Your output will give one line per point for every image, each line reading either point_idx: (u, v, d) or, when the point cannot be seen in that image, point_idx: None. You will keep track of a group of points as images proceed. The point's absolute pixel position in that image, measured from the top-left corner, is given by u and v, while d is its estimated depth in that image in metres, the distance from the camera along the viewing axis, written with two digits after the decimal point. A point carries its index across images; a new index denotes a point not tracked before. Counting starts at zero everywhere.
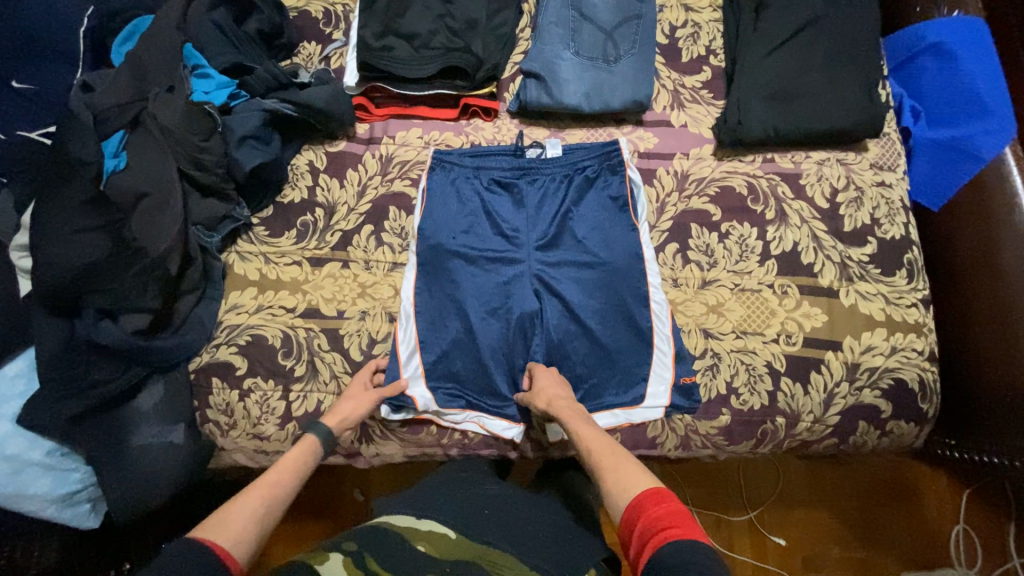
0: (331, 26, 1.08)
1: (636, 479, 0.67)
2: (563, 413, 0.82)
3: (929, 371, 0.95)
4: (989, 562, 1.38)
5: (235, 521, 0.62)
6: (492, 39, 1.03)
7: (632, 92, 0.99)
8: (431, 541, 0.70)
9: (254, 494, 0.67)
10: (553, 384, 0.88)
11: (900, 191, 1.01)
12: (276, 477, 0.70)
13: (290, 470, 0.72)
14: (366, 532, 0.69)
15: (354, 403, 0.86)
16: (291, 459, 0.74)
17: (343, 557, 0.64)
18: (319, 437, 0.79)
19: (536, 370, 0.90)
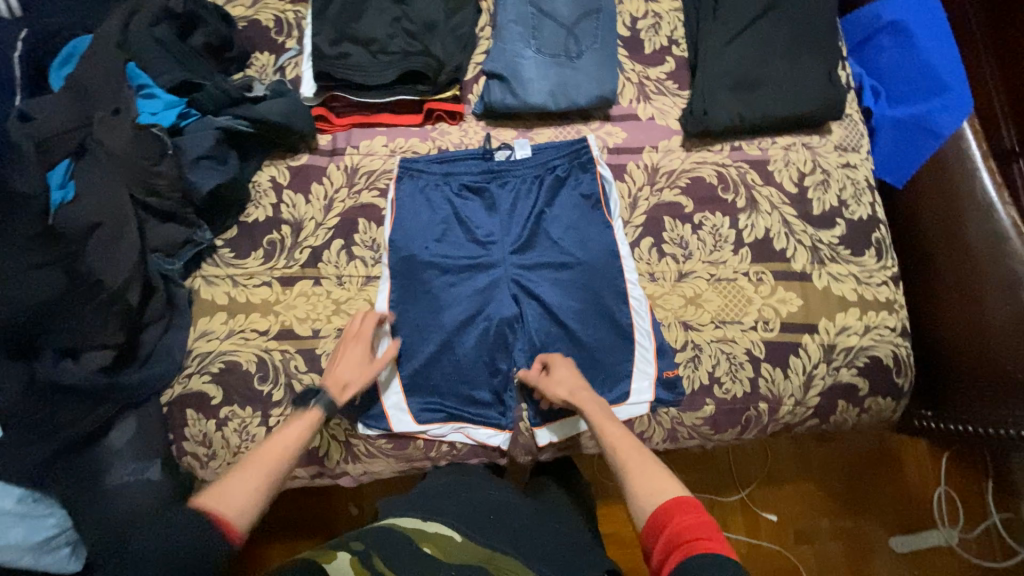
0: (283, 35, 1.04)
1: (664, 485, 0.67)
2: (587, 406, 0.81)
3: (901, 346, 0.98)
4: (968, 520, 1.43)
5: (235, 493, 0.64)
6: (452, 40, 1.01)
7: (597, 88, 0.97)
8: (437, 543, 0.69)
9: (253, 470, 0.68)
10: (572, 376, 0.86)
11: (865, 172, 1.03)
12: (271, 456, 0.70)
13: (285, 446, 0.72)
14: (372, 532, 0.69)
15: (356, 368, 0.82)
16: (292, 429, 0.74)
17: (350, 557, 0.64)
18: (321, 409, 0.77)
19: (556, 360, 0.88)
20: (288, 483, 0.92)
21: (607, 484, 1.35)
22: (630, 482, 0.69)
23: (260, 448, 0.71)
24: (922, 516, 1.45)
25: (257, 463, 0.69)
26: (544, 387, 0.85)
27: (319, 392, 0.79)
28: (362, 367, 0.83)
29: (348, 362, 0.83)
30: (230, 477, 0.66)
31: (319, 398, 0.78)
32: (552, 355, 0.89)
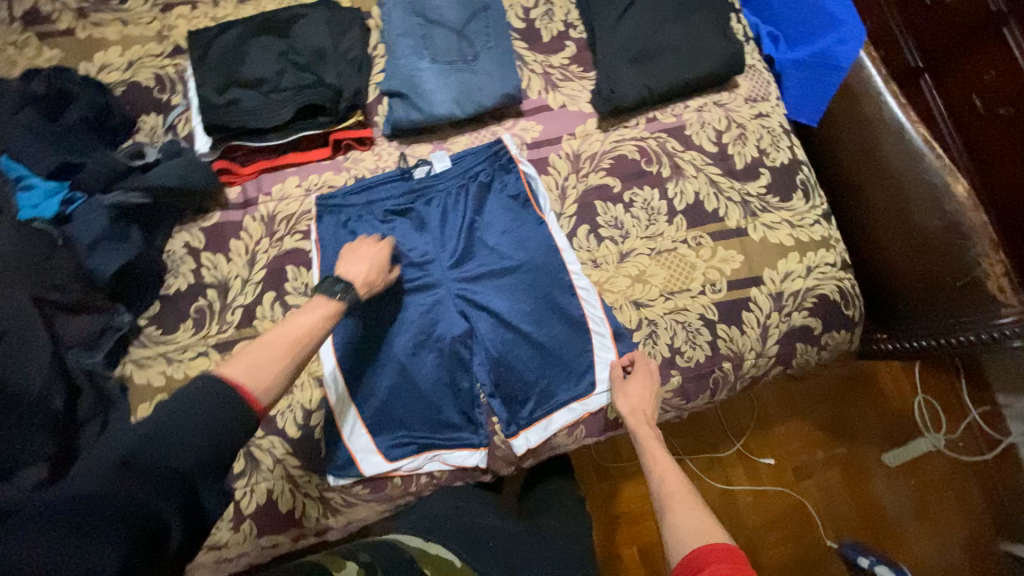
0: (167, 92, 0.99)
1: (711, 527, 0.66)
2: (646, 433, 0.84)
3: (845, 279, 1.00)
4: (950, 421, 1.50)
5: (266, 370, 0.65)
6: (345, 65, 0.97)
7: (500, 86, 0.96)
8: (437, 565, 0.66)
9: (278, 350, 0.68)
10: (648, 389, 0.88)
11: (778, 118, 1.05)
12: (295, 340, 0.70)
13: (303, 328, 0.72)
14: (377, 546, 0.67)
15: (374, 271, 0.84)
16: (312, 318, 0.73)
17: (359, 567, 0.60)
18: (345, 302, 0.77)
19: (641, 370, 0.90)
20: (270, 554, 0.86)
21: (605, 468, 1.37)
22: (673, 518, 0.70)
23: (274, 329, 0.70)
24: (908, 426, 1.51)
25: (281, 342, 0.69)
26: (620, 393, 0.88)
27: (347, 288, 0.78)
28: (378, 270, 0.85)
29: (367, 260, 0.84)
30: (259, 355, 0.66)
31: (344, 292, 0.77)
32: (640, 361, 0.91)
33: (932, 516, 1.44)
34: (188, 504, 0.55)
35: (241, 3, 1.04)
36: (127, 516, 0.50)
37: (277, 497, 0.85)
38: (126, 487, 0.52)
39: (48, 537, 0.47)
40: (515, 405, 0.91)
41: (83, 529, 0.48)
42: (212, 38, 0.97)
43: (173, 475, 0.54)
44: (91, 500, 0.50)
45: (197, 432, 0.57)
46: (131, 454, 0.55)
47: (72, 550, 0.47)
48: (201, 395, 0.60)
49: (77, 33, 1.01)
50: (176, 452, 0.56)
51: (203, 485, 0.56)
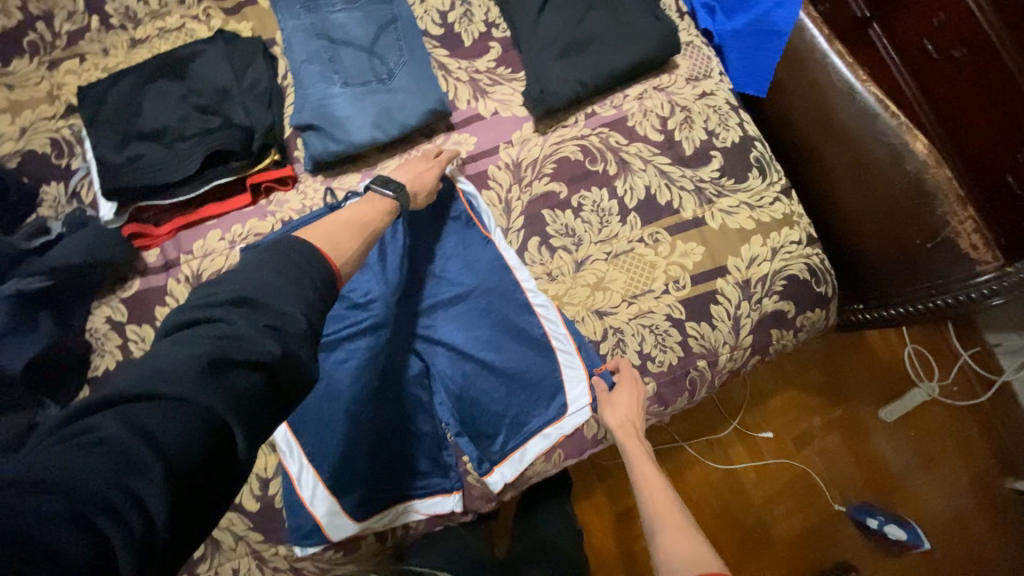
0: (66, 156, 0.91)
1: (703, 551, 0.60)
2: (630, 440, 0.78)
3: (813, 255, 0.95)
4: (942, 368, 1.47)
5: (346, 244, 0.64)
6: (253, 101, 0.90)
7: (423, 102, 0.89)
8: None
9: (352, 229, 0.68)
10: (632, 403, 0.82)
11: (723, 95, 0.99)
12: (365, 224, 0.71)
13: (365, 215, 0.72)
14: None
15: (425, 178, 0.84)
16: (376, 208, 0.75)
17: None
18: (399, 202, 0.78)
19: (626, 381, 0.84)
20: None
21: (606, 466, 1.33)
22: (662, 540, 0.64)
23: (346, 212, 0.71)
24: (901, 380, 1.48)
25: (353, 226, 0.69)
26: (604, 407, 0.82)
27: (399, 188, 0.79)
28: (428, 179, 0.85)
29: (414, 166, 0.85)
30: (340, 233, 0.66)
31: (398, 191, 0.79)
32: (625, 370, 0.85)
33: (936, 467, 1.42)
34: (267, 409, 0.46)
35: (133, 47, 0.95)
36: (203, 421, 0.41)
37: None
38: (208, 384, 0.42)
39: (115, 444, 0.37)
40: (485, 441, 0.86)
41: (152, 435, 0.39)
42: (104, 91, 0.89)
43: (255, 372, 0.45)
44: (168, 394, 0.40)
45: (290, 294, 0.51)
46: (215, 336, 0.45)
47: (138, 465, 0.38)
48: (288, 265, 0.54)
49: None
50: (261, 342, 0.46)
51: (283, 387, 0.47)
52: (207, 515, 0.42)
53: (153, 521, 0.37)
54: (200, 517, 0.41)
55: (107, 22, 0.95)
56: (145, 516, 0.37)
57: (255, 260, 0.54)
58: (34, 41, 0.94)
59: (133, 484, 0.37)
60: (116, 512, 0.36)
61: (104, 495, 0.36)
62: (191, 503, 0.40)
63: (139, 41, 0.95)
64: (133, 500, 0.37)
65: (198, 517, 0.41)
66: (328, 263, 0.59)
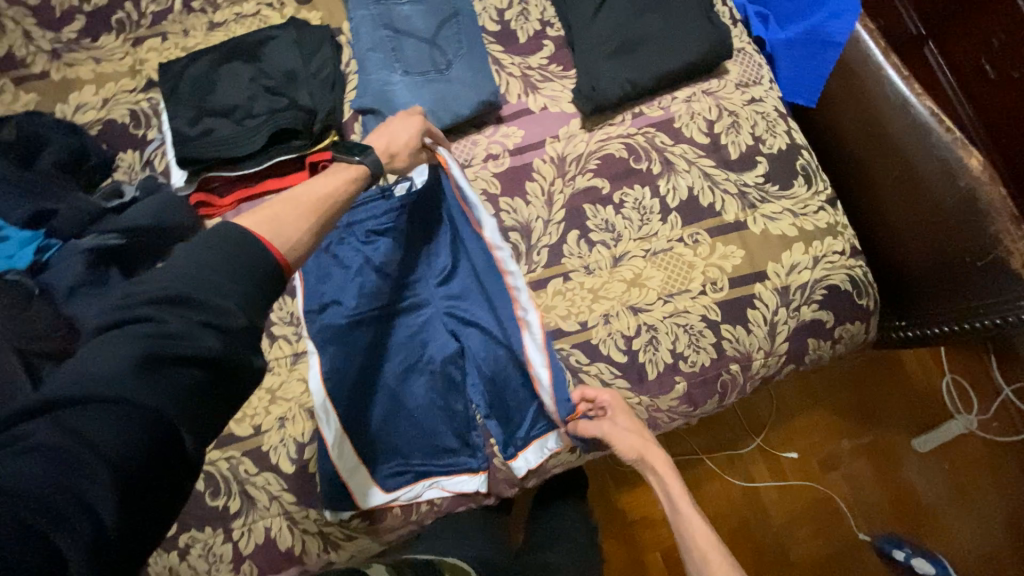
0: (142, 127, 0.97)
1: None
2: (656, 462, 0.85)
3: (855, 267, 0.94)
4: (981, 400, 1.42)
5: (290, 225, 0.58)
6: (317, 85, 0.95)
7: (477, 94, 0.93)
8: None
9: (300, 204, 0.62)
10: (635, 427, 0.86)
11: (773, 102, 0.99)
12: (322, 200, 0.64)
13: (326, 189, 0.66)
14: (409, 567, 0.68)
15: (404, 140, 0.79)
16: (336, 178, 0.68)
17: None
18: (367, 165, 0.71)
19: (618, 407, 0.86)
20: None
21: (622, 470, 1.33)
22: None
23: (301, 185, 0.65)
24: (935, 410, 1.44)
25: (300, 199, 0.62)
26: (611, 438, 0.84)
27: (365, 152, 0.72)
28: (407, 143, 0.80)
29: (389, 128, 0.79)
30: (283, 210, 0.59)
31: (366, 156, 0.72)
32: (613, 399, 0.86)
33: (969, 503, 1.37)
34: (210, 408, 0.48)
35: (211, 30, 1.02)
36: (139, 423, 0.43)
37: (275, 535, 0.83)
38: (141, 387, 0.43)
39: (53, 449, 0.40)
40: (513, 425, 0.88)
41: (87, 441, 0.41)
42: (183, 69, 0.95)
43: (190, 371, 0.46)
44: (99, 397, 0.42)
45: (225, 278, 0.50)
46: (144, 334, 0.45)
47: (79, 468, 0.40)
48: (223, 253, 0.51)
49: (51, 74, 1.00)
50: (196, 341, 0.46)
51: (225, 379, 0.49)
52: (163, 507, 0.45)
53: (105, 519, 0.40)
54: (155, 513, 0.44)
55: (190, 6, 1.02)
56: (96, 516, 0.40)
57: (189, 249, 0.51)
58: (121, 19, 1.02)
59: (78, 486, 0.40)
60: (66, 516, 0.39)
61: (52, 495, 0.39)
62: (145, 501, 0.43)
63: (216, 25, 1.02)
64: (81, 500, 0.40)
65: (153, 514, 0.44)
66: (268, 249, 0.54)
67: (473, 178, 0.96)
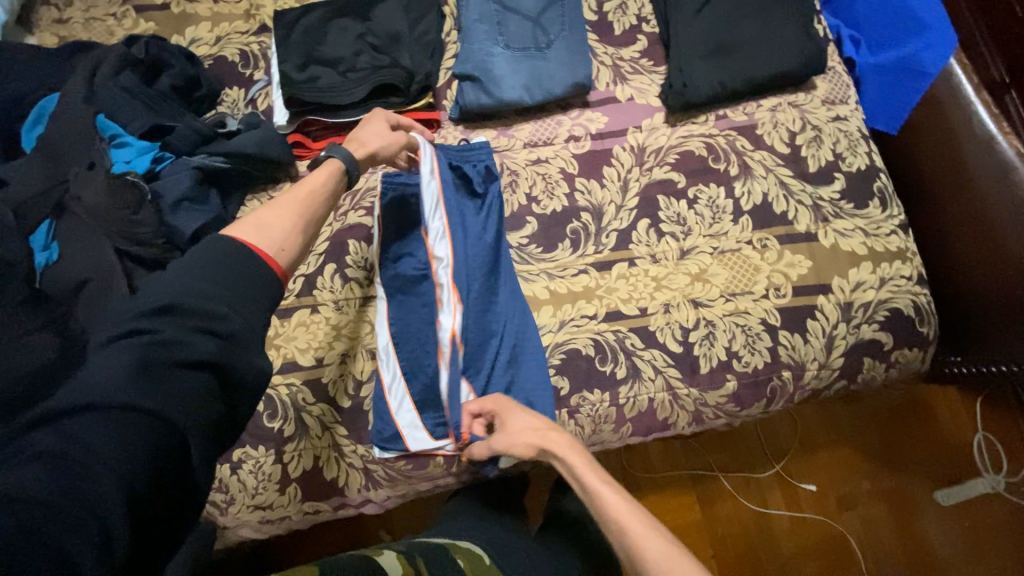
0: (250, 67, 1.03)
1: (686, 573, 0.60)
2: (561, 451, 0.74)
3: (920, 294, 0.94)
4: (1012, 461, 1.39)
5: (277, 230, 0.65)
6: (419, 49, 1.00)
7: (571, 76, 0.97)
8: (466, 557, 0.76)
9: (287, 206, 0.69)
10: (529, 421, 0.79)
11: (856, 123, 1.00)
12: (309, 205, 0.71)
13: (316, 193, 0.73)
14: (418, 546, 0.73)
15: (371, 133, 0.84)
16: (317, 180, 0.74)
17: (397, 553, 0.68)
18: (343, 164, 0.77)
19: (507, 408, 0.81)
20: (312, 520, 0.89)
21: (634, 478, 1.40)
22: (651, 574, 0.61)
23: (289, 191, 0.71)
24: (962, 463, 1.41)
25: (286, 199, 0.69)
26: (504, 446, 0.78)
27: (332, 148, 0.78)
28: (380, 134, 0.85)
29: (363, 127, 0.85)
30: (268, 214, 0.67)
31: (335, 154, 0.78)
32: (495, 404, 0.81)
33: (988, 564, 1.33)
34: (213, 415, 0.52)
35: None
36: (145, 426, 0.46)
37: (323, 465, 0.86)
38: (146, 393, 0.47)
39: (58, 456, 0.42)
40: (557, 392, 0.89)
41: (94, 445, 0.43)
42: (298, 18, 1.01)
43: (192, 373, 0.51)
44: (105, 404, 0.45)
45: (218, 286, 0.56)
46: (143, 343, 0.50)
47: (88, 480, 0.42)
48: (219, 266, 0.58)
49: (172, 8, 1.06)
50: (197, 343, 0.52)
51: (226, 385, 0.54)
52: (169, 524, 0.47)
53: (113, 531, 0.42)
54: (157, 532, 0.46)
55: None
56: (108, 528, 0.42)
57: (186, 264, 0.58)
58: None
59: (87, 493, 0.41)
60: (80, 523, 0.40)
61: (62, 504, 0.40)
62: (156, 512, 0.46)
63: None
64: (93, 512, 0.41)
65: (156, 531, 0.46)
66: (261, 257, 0.61)
67: (552, 156, 0.99)
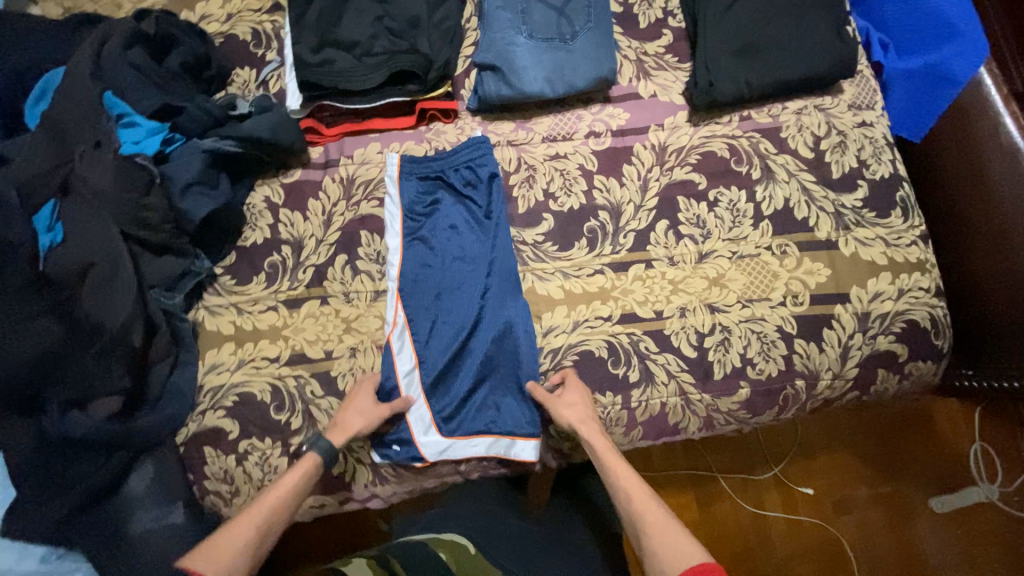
0: (262, 47, 0.99)
1: (687, 549, 0.63)
2: (590, 436, 0.78)
3: (938, 307, 0.92)
4: (1007, 474, 1.39)
5: (229, 551, 0.63)
6: (438, 35, 0.96)
7: (594, 69, 0.94)
8: (451, 549, 0.72)
9: (245, 517, 0.67)
10: (582, 403, 0.82)
11: (882, 129, 0.98)
12: (270, 506, 0.69)
13: (283, 492, 0.71)
14: (395, 547, 0.71)
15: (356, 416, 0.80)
16: (288, 479, 0.72)
17: (368, 559, 0.66)
18: (319, 454, 0.75)
19: (571, 382, 0.84)
20: (317, 513, 0.88)
21: None
22: (653, 545, 0.64)
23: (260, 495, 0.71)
24: (957, 472, 1.41)
25: (244, 513, 0.68)
26: (553, 409, 0.81)
27: (318, 438, 0.77)
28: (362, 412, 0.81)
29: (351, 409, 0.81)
30: (222, 531, 0.66)
31: (314, 445, 0.77)
32: (568, 378, 0.85)
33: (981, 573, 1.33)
34: None
35: None
36: None
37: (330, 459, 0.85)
38: None
39: None
40: None
41: None
42: None
43: None
44: None
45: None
46: None
47: None
48: None
49: None
50: None
51: None
52: None
53: None
54: None
55: None
56: None
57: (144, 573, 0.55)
58: None
59: None
60: None
61: None
62: None
63: None
64: None
65: None
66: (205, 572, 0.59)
67: (571, 151, 0.97)
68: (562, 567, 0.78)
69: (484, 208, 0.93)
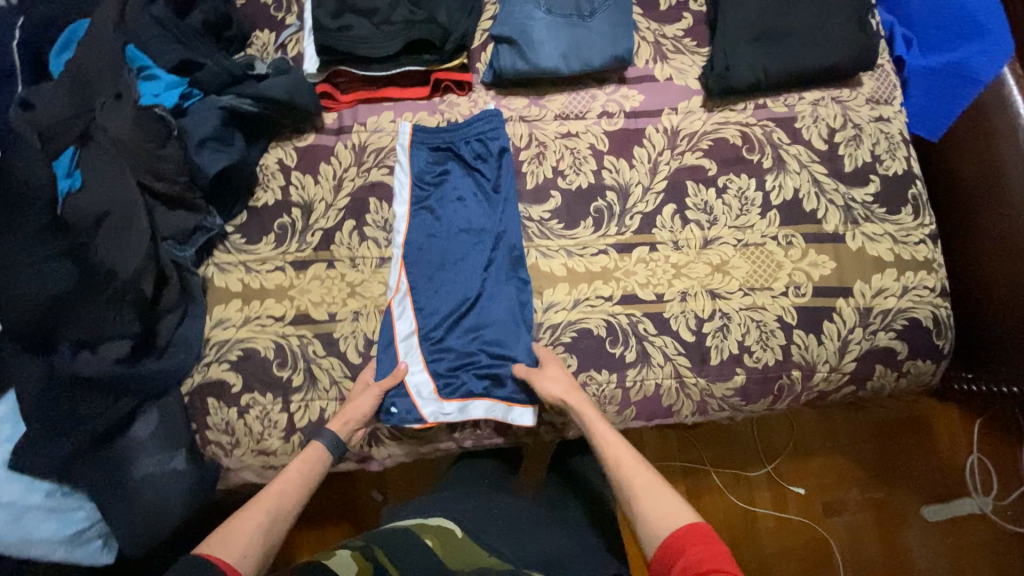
0: (283, 11, 1.00)
1: (673, 509, 0.66)
2: (576, 407, 0.80)
3: (942, 307, 0.92)
4: (1002, 486, 1.38)
5: (240, 536, 0.64)
6: (457, 6, 0.96)
7: (611, 48, 0.94)
8: (439, 535, 0.70)
9: (254, 506, 0.68)
10: (565, 376, 0.84)
11: (899, 125, 0.97)
12: (278, 493, 0.71)
13: (294, 482, 0.73)
14: (380, 535, 0.68)
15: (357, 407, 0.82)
16: (296, 468, 0.75)
17: (353, 551, 0.63)
18: (326, 446, 0.78)
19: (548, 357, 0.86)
20: None
21: None
22: (642, 507, 0.68)
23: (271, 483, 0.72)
24: (952, 481, 1.40)
25: (252, 502, 0.69)
26: (533, 380, 0.83)
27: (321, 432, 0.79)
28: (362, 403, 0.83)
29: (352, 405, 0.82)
30: (234, 519, 0.66)
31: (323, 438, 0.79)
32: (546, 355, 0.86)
33: None
34: None
35: None
36: None
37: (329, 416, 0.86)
38: None
39: None
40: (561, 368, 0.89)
41: None
42: None
43: None
44: None
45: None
46: None
47: None
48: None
49: None
50: None
51: None
52: None
53: None
54: None
55: None
56: None
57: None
58: None
59: None
60: None
61: None
62: None
63: None
64: None
65: None
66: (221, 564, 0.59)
67: (582, 130, 0.97)
68: (550, 536, 0.79)
69: (493, 182, 0.94)
